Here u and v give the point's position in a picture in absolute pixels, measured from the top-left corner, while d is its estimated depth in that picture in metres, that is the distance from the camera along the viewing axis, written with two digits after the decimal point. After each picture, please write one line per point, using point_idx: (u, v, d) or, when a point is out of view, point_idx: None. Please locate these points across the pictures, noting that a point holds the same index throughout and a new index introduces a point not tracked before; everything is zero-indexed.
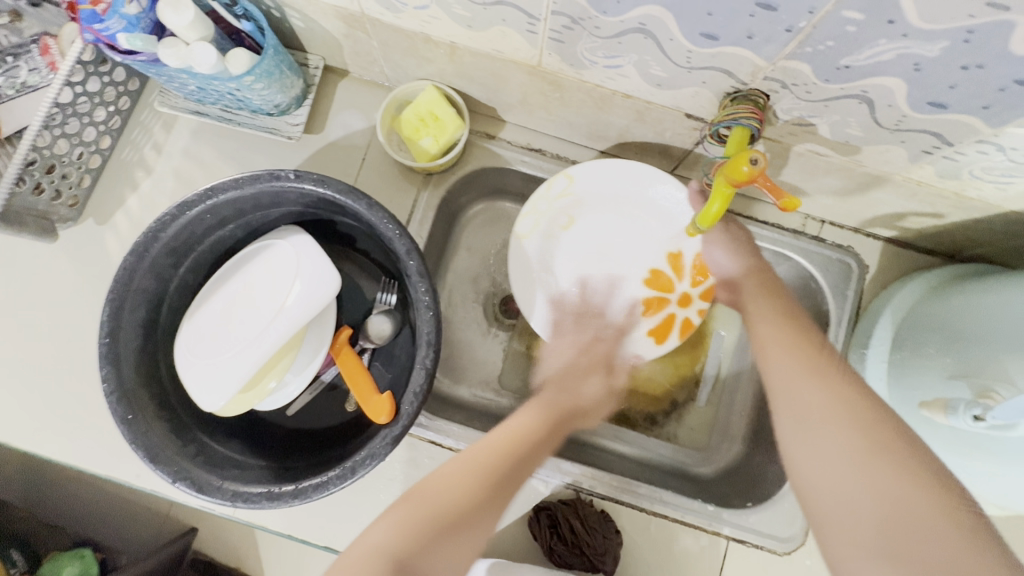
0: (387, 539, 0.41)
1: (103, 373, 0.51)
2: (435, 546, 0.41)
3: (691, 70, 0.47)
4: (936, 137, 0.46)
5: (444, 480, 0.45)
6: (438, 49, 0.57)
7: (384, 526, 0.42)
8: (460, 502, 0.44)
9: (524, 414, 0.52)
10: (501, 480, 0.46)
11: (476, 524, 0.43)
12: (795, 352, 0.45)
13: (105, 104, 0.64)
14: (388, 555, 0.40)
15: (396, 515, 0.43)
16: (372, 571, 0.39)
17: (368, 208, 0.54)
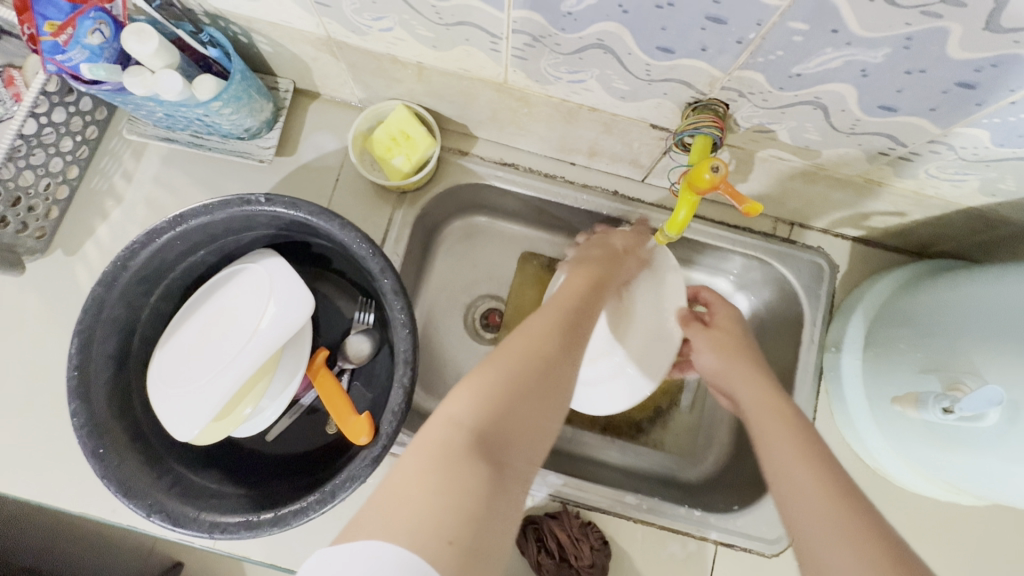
0: (466, 411, 0.36)
1: (72, 407, 0.50)
2: (569, 343, 0.44)
3: (652, 82, 0.48)
4: (891, 139, 0.48)
5: (546, 314, 0.47)
6: (406, 69, 0.58)
7: (514, 341, 0.42)
8: (537, 369, 0.40)
9: (571, 284, 0.54)
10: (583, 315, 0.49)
11: (579, 330, 0.47)
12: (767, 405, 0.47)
13: (72, 134, 0.63)
14: (528, 363, 0.40)
15: (515, 336, 0.43)
16: (532, 366, 0.40)
17: (341, 229, 0.54)
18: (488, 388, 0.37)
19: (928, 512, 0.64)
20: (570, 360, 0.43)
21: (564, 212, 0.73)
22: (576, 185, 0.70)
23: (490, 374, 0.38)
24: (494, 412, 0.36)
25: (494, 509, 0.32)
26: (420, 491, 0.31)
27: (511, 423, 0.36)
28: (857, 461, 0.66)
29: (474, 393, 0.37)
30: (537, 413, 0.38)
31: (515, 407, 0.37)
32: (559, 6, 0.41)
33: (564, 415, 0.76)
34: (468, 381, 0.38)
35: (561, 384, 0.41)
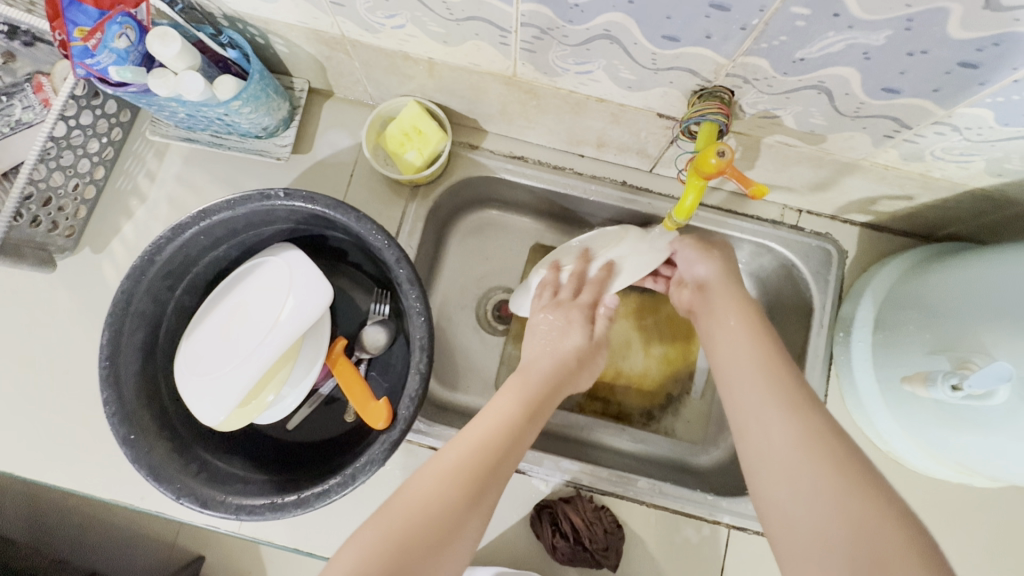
0: (356, 557, 0.38)
1: (105, 395, 0.53)
2: (481, 487, 0.44)
3: (657, 71, 0.49)
4: (895, 121, 0.48)
5: (473, 436, 0.47)
6: (417, 66, 0.60)
7: (422, 477, 0.44)
8: (438, 517, 0.41)
9: (501, 400, 0.52)
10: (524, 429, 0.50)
11: (517, 450, 0.48)
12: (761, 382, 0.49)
13: (99, 136, 0.66)
14: (435, 504, 0.41)
15: (425, 475, 0.44)
16: (433, 510, 0.41)
17: (357, 221, 0.56)
18: (381, 546, 0.39)
19: (941, 494, 0.65)
20: (484, 501, 0.43)
21: (573, 203, 0.74)
22: (584, 176, 0.71)
23: (384, 536, 0.39)
24: (385, 569, 0.37)
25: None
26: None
27: (406, 573, 0.38)
28: (869, 444, 0.66)
29: (369, 546, 0.39)
30: (435, 567, 0.39)
31: (407, 567, 0.38)
32: None
33: (575, 404, 0.78)
34: (359, 538, 0.40)
35: (469, 529, 0.42)
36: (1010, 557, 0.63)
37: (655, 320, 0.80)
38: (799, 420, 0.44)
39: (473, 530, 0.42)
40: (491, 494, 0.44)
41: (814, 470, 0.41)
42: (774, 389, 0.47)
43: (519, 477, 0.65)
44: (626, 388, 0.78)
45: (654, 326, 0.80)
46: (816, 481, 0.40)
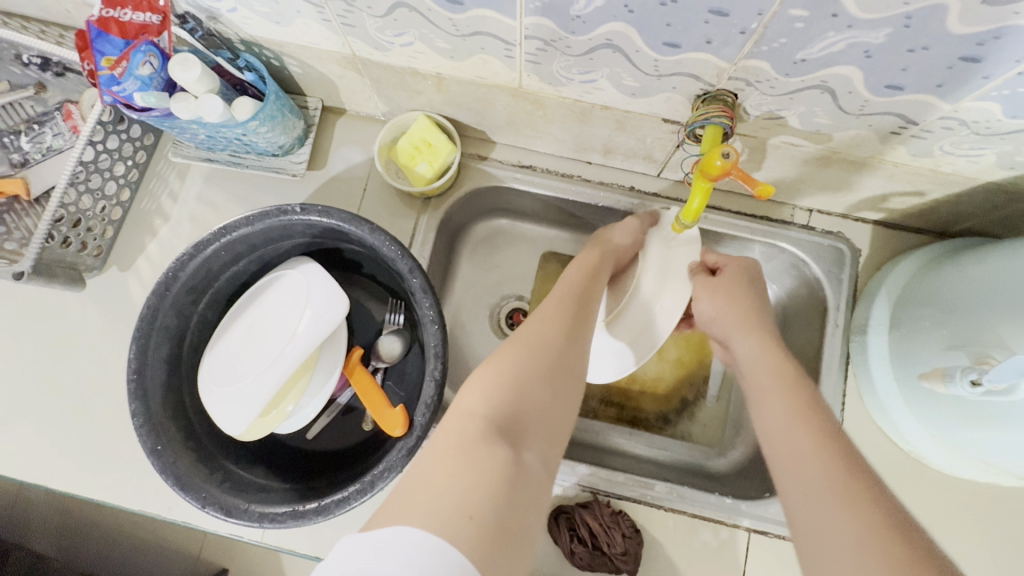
0: (478, 400, 0.41)
1: (132, 408, 0.54)
2: (573, 327, 0.50)
3: (661, 77, 0.50)
4: (901, 118, 0.48)
5: (542, 316, 0.50)
6: (426, 81, 0.61)
7: (516, 338, 0.47)
8: (540, 361, 0.45)
9: (565, 285, 0.56)
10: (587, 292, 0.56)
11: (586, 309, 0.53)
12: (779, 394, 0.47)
13: (124, 159, 0.69)
14: (527, 361, 0.44)
15: (522, 332, 0.48)
16: (526, 364, 0.44)
17: (371, 233, 0.57)
18: (497, 380, 0.42)
19: (969, 496, 0.63)
20: (574, 352, 0.48)
21: (582, 210, 0.75)
22: (592, 183, 0.72)
23: (499, 372, 0.43)
24: (507, 403, 0.41)
25: (518, 487, 0.36)
26: (439, 468, 0.36)
27: (523, 412, 0.41)
28: (890, 444, 0.65)
29: (487, 385, 0.42)
30: (544, 418, 0.42)
31: (526, 392, 0.42)
32: (568, 10, 0.44)
33: (590, 410, 0.78)
34: (482, 373, 0.43)
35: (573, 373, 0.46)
36: None
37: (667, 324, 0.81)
38: (805, 423, 0.44)
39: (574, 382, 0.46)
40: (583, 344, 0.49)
41: (819, 475, 0.40)
42: (784, 401, 0.46)
43: None
44: (641, 394, 0.79)
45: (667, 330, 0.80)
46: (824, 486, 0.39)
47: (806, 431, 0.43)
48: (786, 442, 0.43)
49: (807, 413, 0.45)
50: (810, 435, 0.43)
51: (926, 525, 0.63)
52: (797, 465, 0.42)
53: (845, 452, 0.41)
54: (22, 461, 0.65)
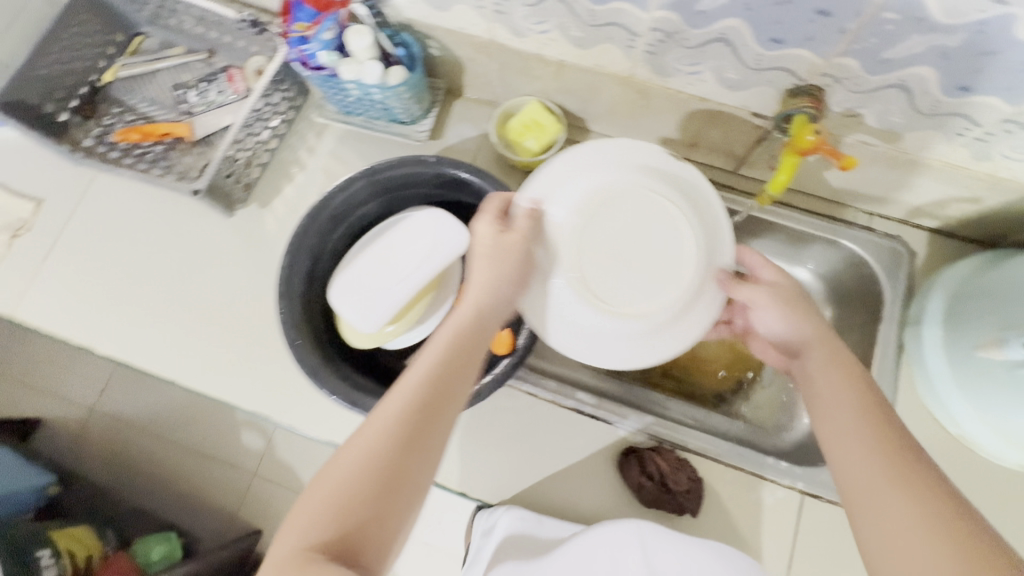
0: (321, 522, 0.40)
1: (281, 306, 0.65)
2: (409, 435, 0.44)
3: (760, 71, 0.60)
4: (967, 119, 0.57)
5: (383, 418, 0.44)
6: (547, 67, 0.72)
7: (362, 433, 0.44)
8: (376, 476, 0.42)
9: (428, 354, 0.48)
10: (463, 355, 0.49)
11: (437, 404, 0.46)
12: (855, 435, 0.46)
13: (278, 113, 0.81)
14: (368, 468, 0.42)
15: (371, 423, 0.44)
16: (355, 484, 0.42)
17: (492, 185, 0.68)
18: (324, 505, 0.41)
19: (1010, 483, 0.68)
20: (412, 454, 0.43)
21: None
22: None
23: (348, 495, 0.41)
24: (339, 531, 0.40)
25: None
26: None
27: (356, 545, 0.40)
28: (938, 429, 0.70)
29: (323, 508, 0.41)
30: (376, 542, 0.41)
31: (364, 533, 0.40)
32: (695, 6, 0.54)
33: (652, 381, 0.85)
34: (322, 484, 0.42)
35: (392, 487, 0.42)
36: None
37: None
38: (900, 479, 0.41)
39: (399, 515, 0.42)
40: (413, 469, 0.43)
41: (912, 522, 0.39)
42: (892, 459, 0.43)
43: (607, 427, 0.71)
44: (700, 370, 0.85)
45: None
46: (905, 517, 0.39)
47: (888, 467, 0.43)
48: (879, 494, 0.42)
49: (898, 460, 0.43)
50: (908, 492, 0.41)
51: None
52: (876, 508, 0.42)
53: (946, 500, 0.40)
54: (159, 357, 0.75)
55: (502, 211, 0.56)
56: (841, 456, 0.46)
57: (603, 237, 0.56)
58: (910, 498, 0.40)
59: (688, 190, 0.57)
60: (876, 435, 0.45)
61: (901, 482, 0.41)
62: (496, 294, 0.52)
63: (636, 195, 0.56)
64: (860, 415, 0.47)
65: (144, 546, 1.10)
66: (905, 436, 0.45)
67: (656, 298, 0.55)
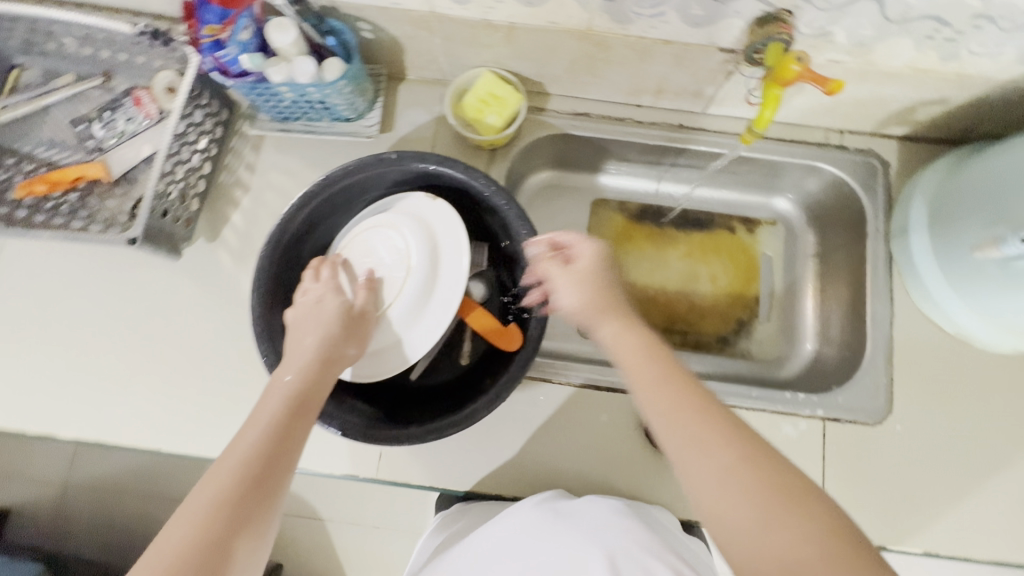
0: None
1: (263, 348, 0.58)
2: (257, 479, 0.43)
3: (726, 3, 0.56)
4: (937, 21, 0.55)
5: (223, 470, 0.43)
6: (497, 33, 0.66)
7: (189, 506, 0.41)
8: (202, 539, 0.39)
9: (269, 397, 0.49)
10: (303, 406, 0.48)
11: (287, 449, 0.46)
12: (667, 397, 0.46)
13: (205, 133, 0.71)
14: (199, 530, 0.40)
15: (204, 484, 0.42)
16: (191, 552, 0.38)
17: (465, 172, 0.62)
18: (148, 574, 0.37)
19: (1008, 367, 0.71)
20: (258, 495, 0.42)
21: (634, 150, 0.82)
22: (643, 125, 0.78)
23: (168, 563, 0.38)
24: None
25: None
26: None
27: None
28: (937, 330, 0.72)
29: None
30: None
31: None
32: None
33: (657, 339, 0.84)
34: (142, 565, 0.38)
35: (239, 533, 0.41)
36: None
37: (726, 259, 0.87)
38: (724, 451, 0.42)
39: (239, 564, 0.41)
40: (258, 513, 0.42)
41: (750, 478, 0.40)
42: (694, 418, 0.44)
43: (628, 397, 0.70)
44: (700, 319, 0.85)
45: (719, 261, 0.87)
46: (726, 473, 0.41)
47: (698, 428, 0.44)
48: (704, 461, 0.42)
49: (729, 428, 0.44)
50: (728, 458, 0.42)
51: (977, 396, 0.70)
52: (700, 469, 0.42)
53: (776, 468, 0.41)
54: (136, 427, 0.68)
55: (372, 281, 0.59)
56: (693, 475, 0.42)
57: (395, 269, 0.60)
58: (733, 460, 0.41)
59: (410, 210, 0.63)
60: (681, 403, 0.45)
61: (728, 441, 0.43)
62: (312, 352, 0.52)
63: (425, 219, 0.62)
64: (680, 421, 0.44)
65: None
66: (759, 434, 0.44)
67: (418, 317, 0.59)
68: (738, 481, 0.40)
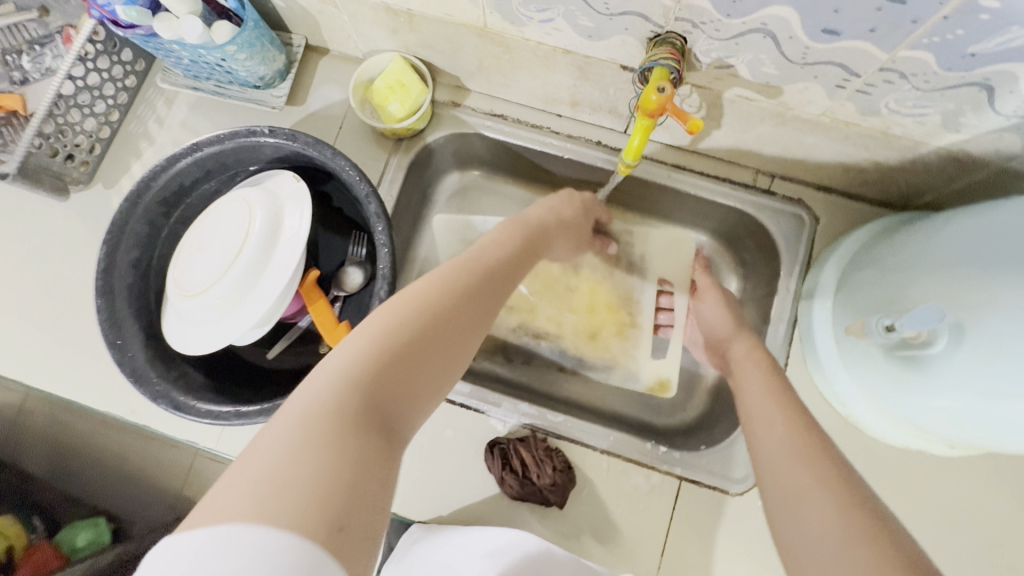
0: (344, 368, 0.37)
1: (98, 303, 0.58)
2: (476, 296, 0.47)
3: (612, 16, 0.51)
4: (843, 68, 0.49)
5: (422, 286, 0.45)
6: (399, 18, 0.63)
7: (415, 289, 0.44)
8: (439, 317, 0.42)
9: (497, 231, 0.57)
10: (505, 275, 0.52)
11: (489, 297, 0.48)
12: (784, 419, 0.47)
13: (114, 81, 0.72)
14: (429, 307, 0.43)
15: (408, 288, 0.44)
16: (402, 335, 0.40)
17: (332, 158, 0.60)
18: (368, 351, 0.38)
19: (897, 462, 0.64)
20: (476, 319, 0.46)
21: (553, 162, 0.77)
22: (561, 136, 0.74)
23: (388, 339, 0.39)
24: (376, 383, 0.37)
25: (361, 481, 0.32)
26: (293, 451, 0.31)
27: (389, 402, 0.37)
28: (828, 409, 0.66)
29: (357, 355, 0.38)
30: (413, 392, 0.39)
31: (399, 374, 0.38)
32: None
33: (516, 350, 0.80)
34: (379, 327, 0.40)
35: (457, 338, 0.43)
36: (961, 528, 0.62)
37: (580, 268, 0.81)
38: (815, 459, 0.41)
39: (451, 364, 0.43)
40: (480, 316, 0.46)
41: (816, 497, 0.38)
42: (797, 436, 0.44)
43: (478, 416, 0.67)
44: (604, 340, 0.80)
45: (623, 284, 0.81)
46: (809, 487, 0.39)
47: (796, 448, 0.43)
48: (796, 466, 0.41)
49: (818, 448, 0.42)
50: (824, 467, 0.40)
51: None
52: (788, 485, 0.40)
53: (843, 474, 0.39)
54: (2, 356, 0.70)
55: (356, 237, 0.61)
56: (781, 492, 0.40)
57: (234, 234, 0.59)
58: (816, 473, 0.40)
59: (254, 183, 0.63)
60: (785, 417, 0.47)
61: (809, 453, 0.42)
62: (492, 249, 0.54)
63: (279, 198, 0.61)
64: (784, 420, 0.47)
65: (66, 535, 0.98)
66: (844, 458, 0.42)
67: (244, 294, 0.58)
68: (828, 467, 0.40)
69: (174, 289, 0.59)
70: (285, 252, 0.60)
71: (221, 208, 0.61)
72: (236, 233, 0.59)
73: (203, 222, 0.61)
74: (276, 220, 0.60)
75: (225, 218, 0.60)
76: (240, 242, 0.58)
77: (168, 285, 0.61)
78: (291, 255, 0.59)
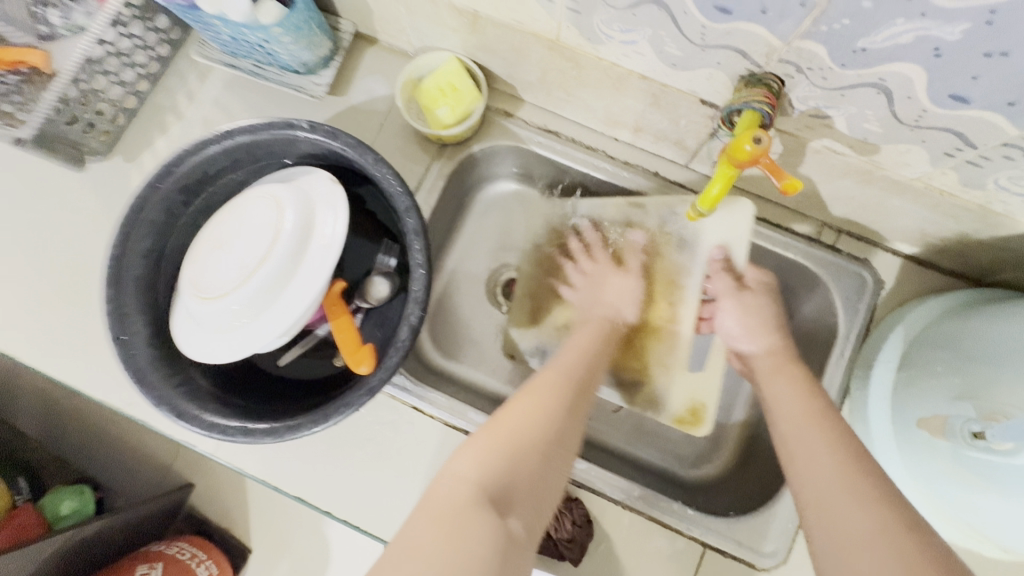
0: (468, 469, 0.42)
1: (105, 293, 0.54)
2: (572, 405, 0.52)
3: (705, 48, 0.46)
4: (959, 137, 0.44)
5: (533, 397, 0.50)
6: (462, 17, 0.58)
7: (525, 400, 0.50)
8: (537, 433, 0.47)
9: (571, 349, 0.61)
10: (590, 380, 0.56)
11: (584, 394, 0.54)
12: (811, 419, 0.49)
13: (146, 49, 0.67)
14: (534, 420, 0.47)
15: (515, 403, 0.50)
16: (520, 437, 0.45)
17: (374, 163, 0.55)
18: (494, 451, 0.44)
19: None
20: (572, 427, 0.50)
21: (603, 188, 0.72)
22: (615, 161, 0.69)
23: (501, 441, 0.44)
24: (498, 474, 0.42)
25: (501, 561, 0.37)
26: (431, 530, 0.37)
27: (510, 488, 0.42)
28: None
29: (477, 454, 0.43)
30: (527, 490, 0.43)
31: (516, 474, 0.43)
32: None
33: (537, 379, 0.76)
34: (483, 436, 0.45)
35: (563, 450, 0.48)
36: None
37: (622, 263, 0.70)
38: (835, 453, 0.44)
39: (551, 474, 0.46)
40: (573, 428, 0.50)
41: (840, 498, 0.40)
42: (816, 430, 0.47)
43: None
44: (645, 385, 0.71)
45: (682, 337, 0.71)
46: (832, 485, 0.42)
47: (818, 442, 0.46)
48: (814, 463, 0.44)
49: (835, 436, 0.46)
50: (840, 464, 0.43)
51: None
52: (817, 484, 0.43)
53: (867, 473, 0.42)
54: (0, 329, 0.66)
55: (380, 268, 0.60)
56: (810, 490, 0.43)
57: (261, 236, 0.54)
58: (834, 466, 0.43)
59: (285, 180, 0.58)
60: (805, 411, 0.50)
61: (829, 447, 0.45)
62: (579, 359, 0.59)
63: (312, 200, 0.56)
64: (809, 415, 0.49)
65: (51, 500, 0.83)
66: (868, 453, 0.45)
67: (263, 304, 0.54)
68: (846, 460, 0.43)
69: (189, 288, 0.55)
70: (314, 260, 0.55)
71: (245, 204, 0.56)
72: (264, 235, 0.54)
73: (225, 217, 0.56)
74: (306, 224, 0.55)
75: (250, 216, 0.55)
76: (267, 245, 0.53)
77: (182, 281, 0.56)
78: (321, 263, 0.55)
